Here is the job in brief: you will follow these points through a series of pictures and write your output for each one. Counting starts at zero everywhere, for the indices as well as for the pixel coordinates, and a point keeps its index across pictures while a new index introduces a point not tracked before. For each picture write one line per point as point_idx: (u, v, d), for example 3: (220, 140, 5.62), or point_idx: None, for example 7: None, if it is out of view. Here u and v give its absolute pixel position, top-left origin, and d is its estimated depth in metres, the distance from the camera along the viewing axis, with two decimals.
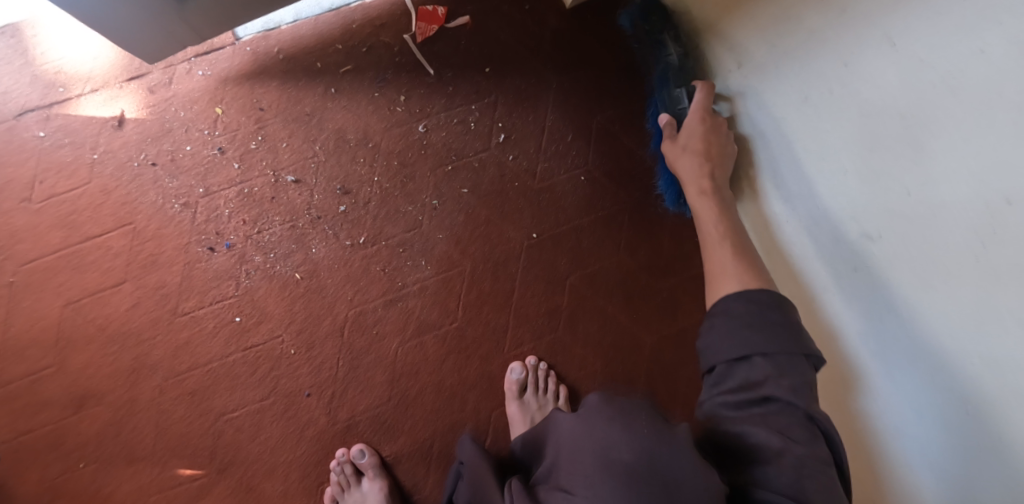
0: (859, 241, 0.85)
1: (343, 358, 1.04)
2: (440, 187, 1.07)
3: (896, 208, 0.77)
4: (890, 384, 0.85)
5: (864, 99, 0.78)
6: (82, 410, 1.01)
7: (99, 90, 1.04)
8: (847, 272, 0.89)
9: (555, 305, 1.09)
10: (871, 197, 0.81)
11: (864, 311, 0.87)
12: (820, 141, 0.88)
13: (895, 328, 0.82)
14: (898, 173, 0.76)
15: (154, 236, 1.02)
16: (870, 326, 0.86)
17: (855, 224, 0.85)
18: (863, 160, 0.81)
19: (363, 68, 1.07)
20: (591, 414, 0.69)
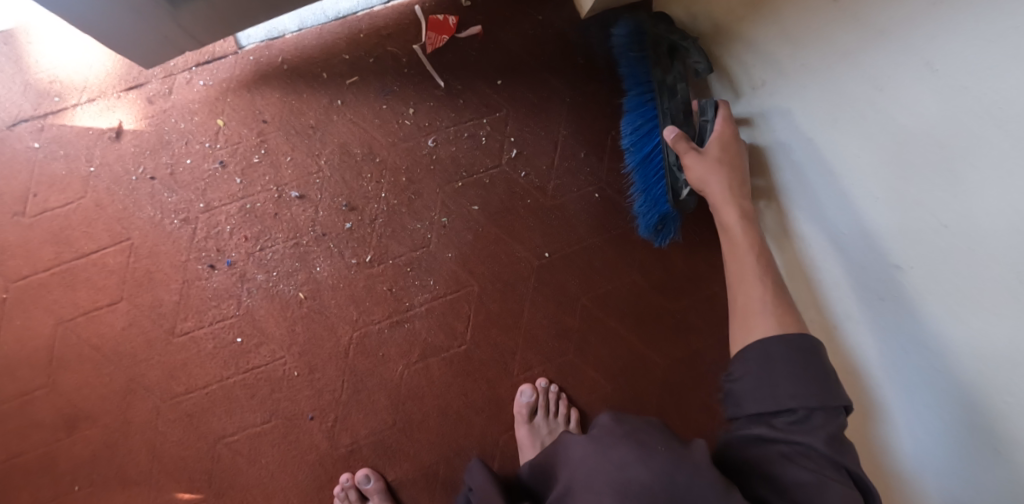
0: (890, 272, 0.81)
1: (346, 381, 1.00)
2: (449, 204, 1.03)
3: (931, 241, 0.74)
4: (920, 421, 0.81)
5: (899, 125, 0.75)
6: (75, 432, 0.97)
7: (95, 99, 1.00)
8: (877, 302, 0.85)
9: (566, 327, 1.06)
10: (904, 228, 0.77)
11: (894, 343, 0.84)
12: (851, 165, 0.85)
13: (926, 364, 0.79)
14: (933, 203, 0.72)
15: (151, 252, 0.99)
16: (900, 358, 0.83)
17: (886, 254, 0.82)
18: (896, 188, 0.77)
19: (370, 79, 1.03)
20: (602, 433, 0.68)
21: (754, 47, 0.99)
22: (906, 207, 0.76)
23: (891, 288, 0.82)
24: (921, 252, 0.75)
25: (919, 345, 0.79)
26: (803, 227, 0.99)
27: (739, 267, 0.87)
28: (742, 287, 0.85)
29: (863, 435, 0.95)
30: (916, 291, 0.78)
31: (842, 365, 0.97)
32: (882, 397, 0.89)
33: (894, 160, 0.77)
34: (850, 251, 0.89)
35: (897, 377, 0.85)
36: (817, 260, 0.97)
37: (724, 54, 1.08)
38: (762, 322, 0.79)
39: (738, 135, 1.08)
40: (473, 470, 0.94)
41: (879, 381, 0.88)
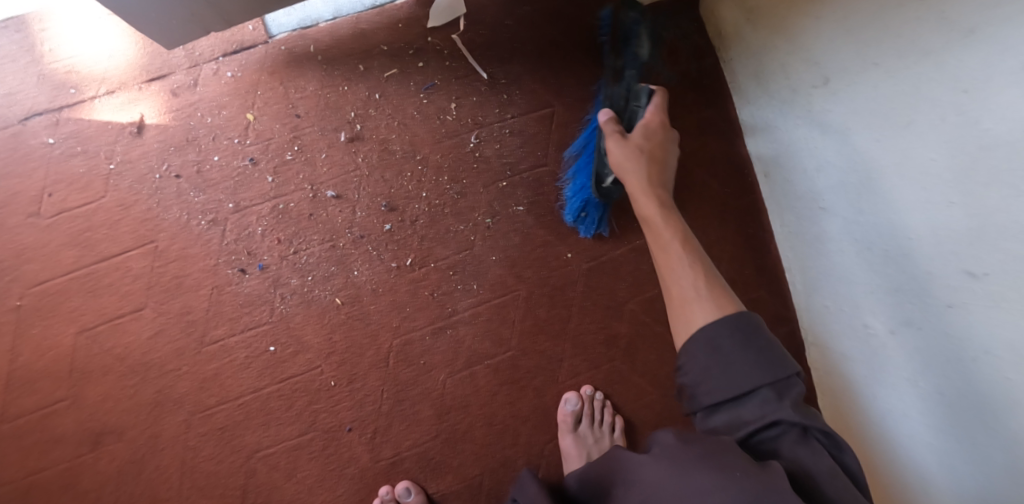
0: (959, 279, 0.78)
1: (387, 391, 0.95)
2: (494, 204, 0.97)
3: (1009, 250, 0.70)
4: (978, 433, 0.78)
5: (983, 129, 0.70)
6: (100, 448, 0.92)
7: (115, 92, 0.93)
8: (940, 310, 0.81)
9: (614, 333, 1.01)
10: (979, 235, 0.73)
11: (953, 355, 0.81)
12: (917, 170, 0.80)
13: (985, 379, 0.76)
14: (1015, 213, 0.68)
15: (178, 256, 0.93)
16: (960, 369, 0.80)
17: (954, 262, 0.78)
18: (972, 193, 0.73)
19: (409, 72, 0.97)
20: (671, 457, 0.61)
21: (804, 42, 0.93)
22: (983, 216, 0.72)
23: (955, 299, 0.79)
24: (998, 264, 0.72)
25: (981, 359, 0.76)
26: (846, 232, 0.95)
27: (667, 258, 0.79)
28: (674, 278, 0.76)
29: (893, 446, 0.93)
30: (986, 303, 0.74)
31: (882, 374, 0.94)
32: (930, 409, 0.86)
33: (971, 165, 0.73)
34: (905, 258, 0.85)
35: (952, 391, 0.82)
36: (862, 266, 0.94)
37: (763, 49, 1.02)
38: (699, 313, 0.71)
39: (785, 137, 1.03)
40: (522, 484, 0.89)
41: (928, 392, 0.86)
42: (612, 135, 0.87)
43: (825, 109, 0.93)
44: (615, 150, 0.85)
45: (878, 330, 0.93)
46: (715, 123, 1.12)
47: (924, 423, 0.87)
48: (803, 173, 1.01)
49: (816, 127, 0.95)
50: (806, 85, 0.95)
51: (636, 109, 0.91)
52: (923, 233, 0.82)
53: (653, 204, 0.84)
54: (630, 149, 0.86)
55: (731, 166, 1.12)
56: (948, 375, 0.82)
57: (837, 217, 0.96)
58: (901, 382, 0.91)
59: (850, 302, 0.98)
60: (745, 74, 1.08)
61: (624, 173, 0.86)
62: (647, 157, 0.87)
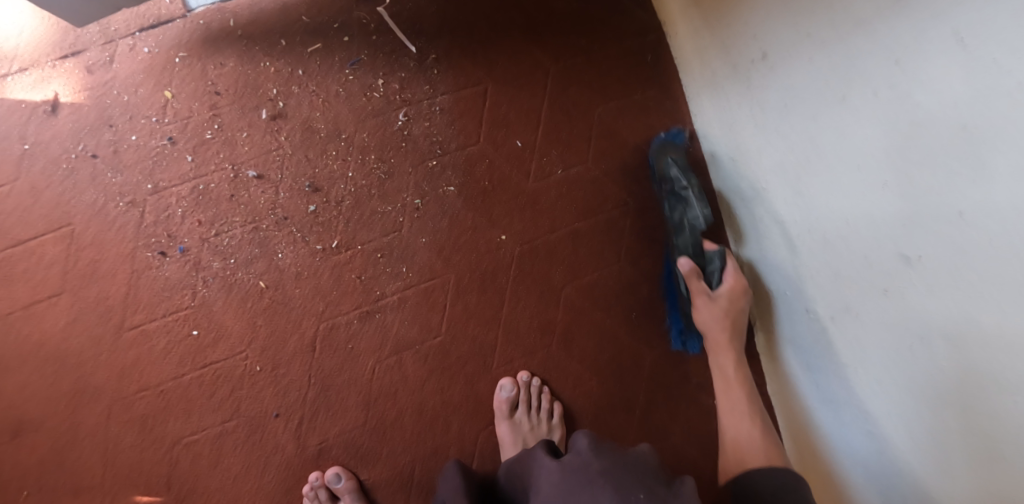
0: (892, 263, 0.74)
1: (313, 378, 0.93)
2: (423, 185, 0.95)
3: (942, 231, 0.66)
4: (917, 419, 0.76)
5: (915, 105, 0.66)
6: (20, 436, 0.90)
7: (28, 69, 0.90)
8: (876, 295, 0.78)
9: (550, 318, 1.00)
10: (910, 217, 0.70)
11: (888, 341, 0.78)
12: (853, 149, 0.76)
13: (921, 364, 0.73)
14: (947, 192, 0.65)
15: (96, 240, 0.90)
16: (896, 355, 0.77)
17: (888, 245, 0.75)
18: (904, 173, 0.70)
19: (334, 48, 0.94)
20: (579, 462, 0.61)
21: (742, 14, 0.88)
22: (914, 196, 0.69)
23: (889, 284, 0.76)
24: (930, 246, 0.68)
25: (917, 344, 0.73)
26: (787, 216, 0.92)
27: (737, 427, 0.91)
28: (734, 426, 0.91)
29: (837, 432, 0.91)
30: (919, 287, 0.71)
31: (822, 361, 0.92)
32: (869, 395, 0.84)
33: (904, 143, 0.69)
34: (842, 242, 0.82)
35: (888, 378, 0.79)
36: (802, 250, 0.90)
37: (705, 24, 0.97)
38: (755, 461, 0.84)
39: (728, 115, 0.98)
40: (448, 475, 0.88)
41: (866, 378, 0.83)
42: (700, 293, 0.96)
43: (765, 85, 0.88)
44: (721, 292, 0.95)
45: (818, 317, 0.90)
46: (660, 101, 1.07)
47: (863, 410, 0.85)
48: (746, 155, 0.97)
49: (756, 104, 0.91)
50: (746, 61, 0.90)
51: (716, 272, 0.95)
52: (856, 215, 0.78)
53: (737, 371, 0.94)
54: (719, 310, 0.94)
55: (678, 145, 1.08)
56: (885, 361, 0.79)
57: (777, 199, 0.93)
58: (840, 370, 0.88)
59: (793, 286, 0.95)
60: (689, 48, 1.03)
61: (699, 308, 0.96)
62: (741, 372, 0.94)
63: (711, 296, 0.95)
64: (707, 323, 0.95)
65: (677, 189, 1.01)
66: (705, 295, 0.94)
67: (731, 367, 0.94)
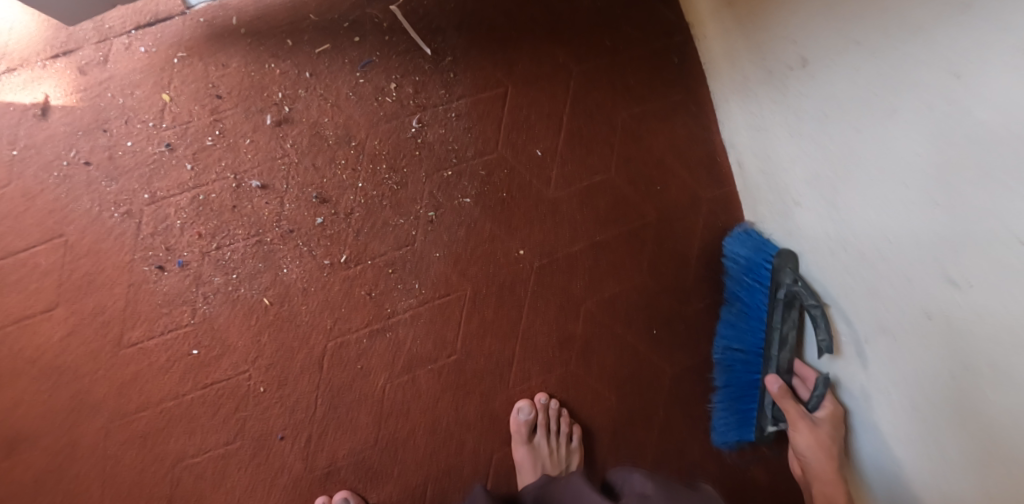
0: (939, 288, 0.69)
1: (321, 397, 0.89)
2: (437, 195, 0.90)
3: (996, 257, 0.61)
4: (960, 453, 0.71)
5: (975, 120, 0.60)
6: (12, 456, 0.86)
7: (16, 69, 0.84)
8: (919, 319, 0.73)
9: (569, 335, 0.95)
10: (963, 240, 0.65)
11: (930, 369, 0.73)
12: (900, 163, 0.71)
13: (965, 396, 0.68)
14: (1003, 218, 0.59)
15: (90, 251, 0.85)
16: (939, 384, 0.72)
17: (935, 268, 0.69)
18: (957, 192, 0.64)
19: (343, 48, 0.88)
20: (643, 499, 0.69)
21: (779, 16, 0.83)
22: (967, 218, 0.64)
23: (933, 310, 0.71)
24: (983, 273, 0.63)
25: (961, 374, 0.68)
26: (821, 231, 0.87)
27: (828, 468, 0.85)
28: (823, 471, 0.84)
29: (868, 457, 0.87)
30: (966, 316, 0.66)
31: (855, 382, 0.87)
32: (906, 422, 0.79)
33: (959, 162, 0.63)
34: (883, 262, 0.77)
35: (929, 407, 0.75)
36: (837, 267, 0.85)
37: (738, 24, 0.91)
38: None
39: (760, 122, 0.93)
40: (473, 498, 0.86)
41: (904, 403, 0.79)
42: (797, 409, 0.86)
43: (804, 93, 0.82)
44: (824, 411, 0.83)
45: (853, 336, 0.85)
46: (686, 106, 1.02)
47: (899, 436, 0.81)
48: (776, 164, 0.92)
49: (792, 112, 0.86)
50: (783, 66, 0.84)
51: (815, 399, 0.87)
52: (900, 233, 0.73)
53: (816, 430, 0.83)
54: (823, 437, 0.83)
55: (704, 153, 1.03)
56: (926, 390, 0.75)
57: (812, 212, 0.87)
58: (875, 392, 0.83)
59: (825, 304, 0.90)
60: (719, 50, 0.97)
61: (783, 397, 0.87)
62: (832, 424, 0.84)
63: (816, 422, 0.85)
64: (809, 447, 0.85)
65: (791, 311, 0.87)
66: (812, 419, 0.86)
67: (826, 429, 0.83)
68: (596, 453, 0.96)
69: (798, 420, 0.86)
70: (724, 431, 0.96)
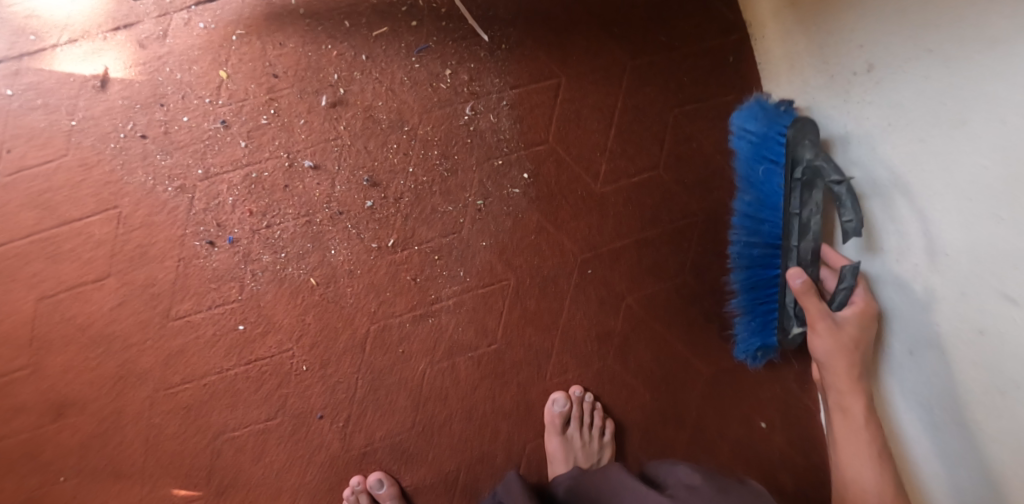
0: (996, 306, 0.68)
1: (362, 379, 0.90)
2: (486, 184, 0.90)
3: None
4: (1004, 472, 0.70)
5: None
6: (61, 420, 0.89)
7: (78, 40, 0.85)
8: (970, 336, 0.72)
9: (608, 330, 0.95)
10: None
11: (978, 385, 0.72)
12: (963, 175, 0.69)
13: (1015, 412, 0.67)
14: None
15: (143, 224, 0.86)
16: (986, 401, 0.71)
17: (994, 284, 0.68)
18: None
19: (400, 32, 0.88)
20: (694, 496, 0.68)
21: (846, 19, 0.81)
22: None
23: (987, 324, 0.69)
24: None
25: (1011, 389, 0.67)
26: (870, 238, 0.86)
27: (854, 446, 0.79)
28: (848, 443, 0.79)
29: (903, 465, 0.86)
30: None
31: (895, 392, 0.86)
32: (946, 433, 0.78)
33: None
34: (938, 273, 0.75)
35: (972, 421, 0.74)
36: (885, 278, 0.85)
37: (801, 27, 0.90)
38: (871, 501, 0.75)
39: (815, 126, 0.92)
40: (510, 482, 0.87)
41: (948, 416, 0.78)
42: (813, 304, 0.80)
43: (867, 100, 0.81)
44: (819, 342, 0.78)
45: (898, 349, 0.84)
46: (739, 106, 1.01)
47: (938, 449, 0.80)
48: None
49: (851, 118, 0.84)
50: (847, 70, 0.83)
51: (844, 291, 0.78)
52: (959, 248, 0.72)
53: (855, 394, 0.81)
54: (840, 339, 0.78)
55: None
56: (971, 408, 0.74)
57: (861, 220, 0.86)
58: (916, 405, 0.83)
59: (869, 311, 0.89)
60: (777, 53, 0.96)
61: (825, 364, 0.80)
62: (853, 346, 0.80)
63: (837, 324, 0.79)
64: (825, 352, 0.79)
65: (816, 189, 0.79)
66: (829, 322, 0.78)
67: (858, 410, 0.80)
68: (628, 449, 0.97)
69: (815, 321, 0.79)
70: (746, 342, 0.94)
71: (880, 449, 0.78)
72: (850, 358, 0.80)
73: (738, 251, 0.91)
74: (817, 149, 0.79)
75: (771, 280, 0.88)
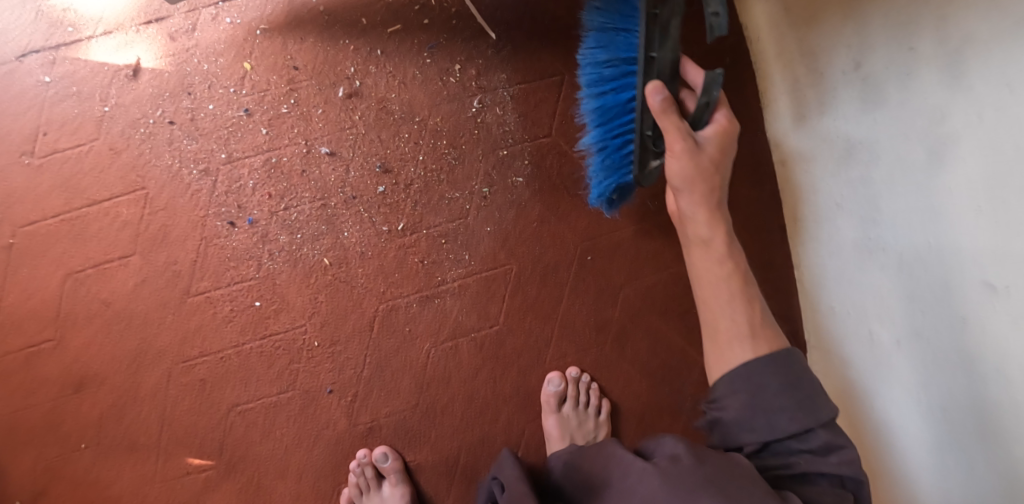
0: (972, 292, 0.71)
1: (369, 358, 0.94)
2: (492, 173, 0.95)
3: None
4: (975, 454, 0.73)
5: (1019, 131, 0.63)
6: (82, 390, 0.93)
7: (112, 33, 0.91)
8: (950, 323, 0.76)
9: (606, 317, 0.99)
10: (998, 245, 0.67)
11: (957, 371, 0.75)
12: (942, 169, 0.73)
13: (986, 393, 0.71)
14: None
15: (167, 205, 0.91)
16: (964, 386, 0.74)
17: (970, 272, 0.71)
18: (996, 200, 0.66)
19: (413, 30, 0.94)
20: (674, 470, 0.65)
21: (835, 25, 0.87)
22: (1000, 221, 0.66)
23: (963, 309, 0.73)
24: (1015, 273, 0.65)
25: (983, 370, 0.71)
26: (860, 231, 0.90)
27: (711, 289, 0.76)
28: (710, 284, 0.76)
29: (890, 452, 0.89)
30: (993, 316, 0.68)
31: (883, 379, 0.90)
32: (926, 420, 0.82)
33: (1000, 167, 0.65)
34: (920, 263, 0.79)
35: (952, 407, 0.77)
36: (874, 269, 0.89)
37: (795, 31, 0.95)
38: (741, 354, 0.70)
39: (808, 125, 0.97)
40: (505, 463, 0.90)
41: (929, 402, 0.81)
42: (675, 130, 0.71)
43: (856, 99, 0.86)
44: (678, 165, 0.72)
45: (886, 338, 0.88)
46: (735, 107, 1.06)
47: (920, 435, 0.83)
48: (819, 170, 0.96)
49: (842, 117, 0.89)
50: (837, 70, 0.88)
51: (704, 108, 0.73)
52: (938, 239, 0.76)
53: (705, 207, 0.76)
54: (698, 162, 0.73)
55: (746, 152, 1.07)
56: (951, 393, 0.77)
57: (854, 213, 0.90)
58: (901, 392, 0.86)
59: (858, 303, 0.93)
60: (770, 64, 1.03)
61: (682, 189, 0.76)
62: (715, 200, 0.76)
63: (694, 142, 0.72)
64: (681, 174, 0.73)
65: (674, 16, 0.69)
66: (688, 140, 0.71)
67: (719, 243, 0.76)
68: (624, 433, 1.00)
69: (672, 141, 0.71)
70: (597, 185, 0.86)
71: (751, 293, 0.75)
72: (700, 182, 0.75)
73: (585, 81, 0.82)
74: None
75: (627, 107, 0.79)
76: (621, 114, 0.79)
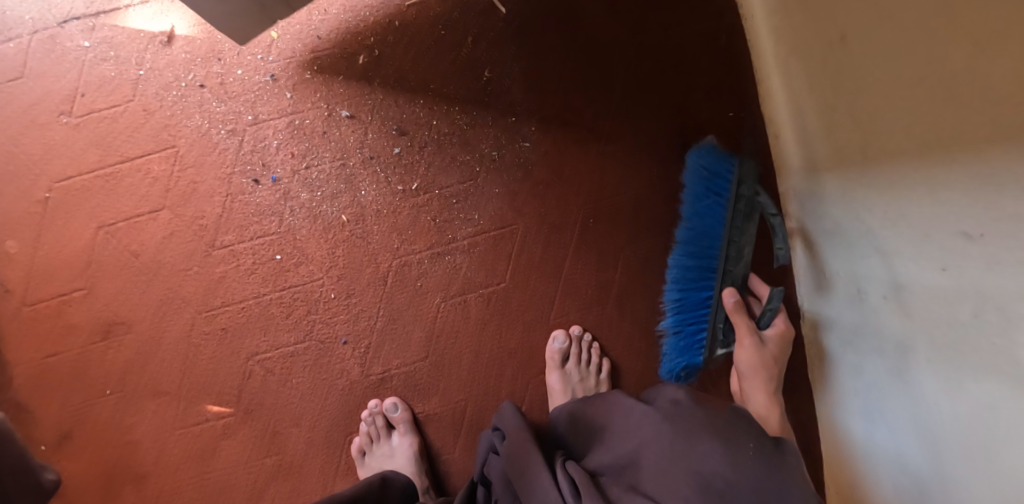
0: (930, 258, 0.70)
1: (382, 311, 0.99)
2: (500, 138, 1.01)
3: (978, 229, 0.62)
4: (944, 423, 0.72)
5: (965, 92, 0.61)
6: (109, 338, 0.98)
7: (149, 2, 0.98)
8: (913, 288, 0.74)
9: (608, 278, 1.03)
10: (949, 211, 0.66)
11: (922, 339, 0.74)
12: (902, 132, 0.71)
13: (970, 389, 0.67)
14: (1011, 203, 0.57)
15: (196, 162, 0.97)
16: (930, 355, 0.73)
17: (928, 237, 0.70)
18: (946, 164, 0.65)
19: (429, 6, 1.01)
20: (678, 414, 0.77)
21: None
22: (977, 202, 0.61)
23: (927, 270, 0.71)
24: (972, 237, 0.63)
25: (968, 365, 0.66)
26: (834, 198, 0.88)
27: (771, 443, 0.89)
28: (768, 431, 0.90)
29: (873, 422, 0.88)
30: (971, 308, 0.64)
31: (864, 348, 0.87)
32: (901, 387, 0.80)
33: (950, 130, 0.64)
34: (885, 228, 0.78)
35: (920, 377, 0.75)
36: (845, 238, 0.87)
37: None
38: None
39: (794, 90, 0.95)
40: (505, 412, 0.95)
41: (900, 369, 0.79)
42: (741, 320, 0.94)
43: (828, 63, 0.84)
44: (746, 353, 0.93)
45: (861, 306, 0.86)
46: None
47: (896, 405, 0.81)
48: (816, 131, 0.91)
49: (819, 80, 0.87)
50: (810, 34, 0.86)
51: (768, 313, 0.95)
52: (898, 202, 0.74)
53: (770, 404, 0.93)
54: (763, 353, 0.94)
55: None
56: (918, 361, 0.75)
57: (831, 180, 0.89)
58: (878, 362, 0.84)
59: (853, 283, 0.88)
60: (774, 12, 0.97)
61: (747, 378, 0.95)
62: (773, 383, 0.94)
63: (759, 339, 0.94)
64: (750, 363, 0.93)
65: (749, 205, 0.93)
66: (755, 336, 0.94)
67: (776, 418, 0.91)
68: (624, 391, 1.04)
69: (743, 336, 0.94)
70: (672, 357, 1.01)
71: None
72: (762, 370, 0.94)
73: (673, 265, 1.01)
74: (706, 166, 0.98)
75: (701, 302, 0.98)
76: (695, 308, 0.99)
